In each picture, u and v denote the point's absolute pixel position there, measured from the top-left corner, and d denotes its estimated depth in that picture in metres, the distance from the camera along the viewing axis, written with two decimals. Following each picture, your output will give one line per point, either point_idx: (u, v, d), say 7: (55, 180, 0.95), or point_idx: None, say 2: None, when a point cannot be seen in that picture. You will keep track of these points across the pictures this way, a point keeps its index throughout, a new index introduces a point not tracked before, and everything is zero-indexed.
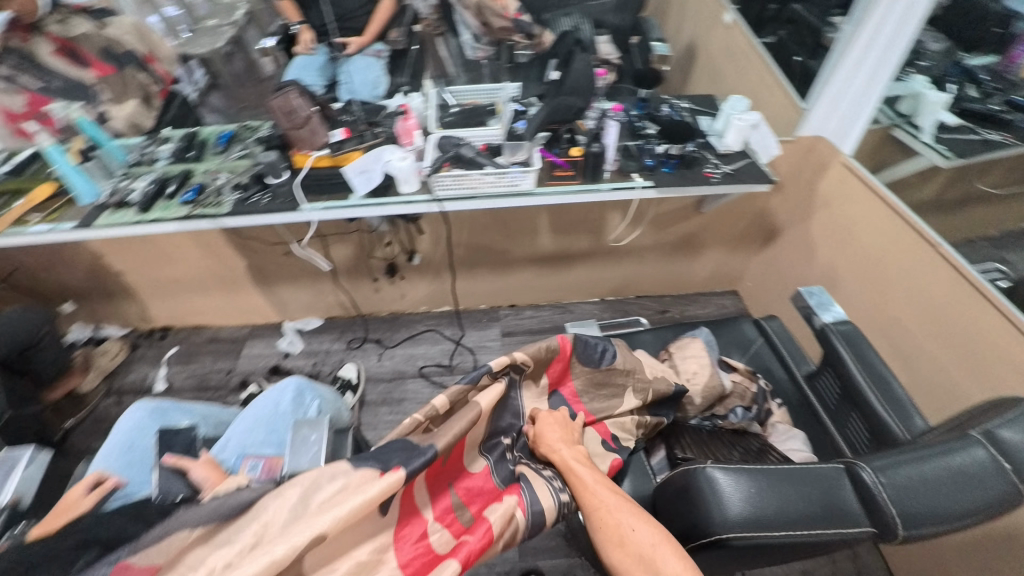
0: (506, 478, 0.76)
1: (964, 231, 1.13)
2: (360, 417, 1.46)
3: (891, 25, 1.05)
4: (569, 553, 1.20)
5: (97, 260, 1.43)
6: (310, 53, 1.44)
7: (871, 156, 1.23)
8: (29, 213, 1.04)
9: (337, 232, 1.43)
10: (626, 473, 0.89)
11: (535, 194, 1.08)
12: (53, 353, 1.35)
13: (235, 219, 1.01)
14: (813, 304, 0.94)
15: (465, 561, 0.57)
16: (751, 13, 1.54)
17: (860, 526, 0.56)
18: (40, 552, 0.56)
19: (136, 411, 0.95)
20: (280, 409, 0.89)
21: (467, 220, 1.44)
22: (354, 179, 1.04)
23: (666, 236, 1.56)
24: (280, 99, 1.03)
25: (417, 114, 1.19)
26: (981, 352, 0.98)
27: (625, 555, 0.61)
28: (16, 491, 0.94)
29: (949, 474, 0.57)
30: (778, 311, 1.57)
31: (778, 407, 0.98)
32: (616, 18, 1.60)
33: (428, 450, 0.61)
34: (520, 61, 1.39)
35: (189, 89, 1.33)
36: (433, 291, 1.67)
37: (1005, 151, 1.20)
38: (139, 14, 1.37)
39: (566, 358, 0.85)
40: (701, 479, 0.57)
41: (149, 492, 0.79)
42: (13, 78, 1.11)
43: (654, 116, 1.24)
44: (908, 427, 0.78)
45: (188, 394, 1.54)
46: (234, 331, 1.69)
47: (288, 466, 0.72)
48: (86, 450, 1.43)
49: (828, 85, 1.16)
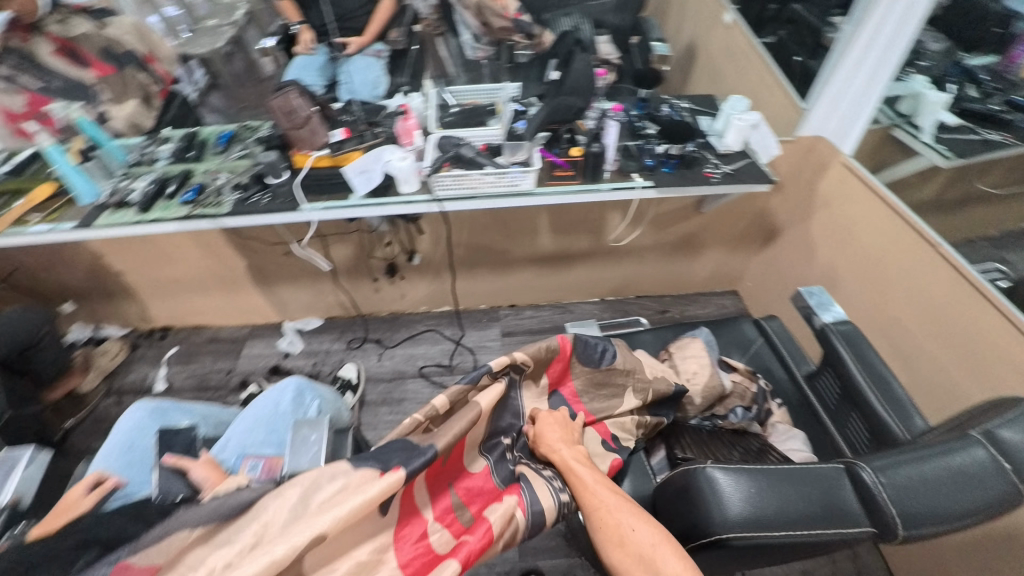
0: (507, 478, 0.76)
1: (964, 231, 1.13)
2: (360, 417, 1.46)
3: (891, 25, 1.05)
4: (569, 553, 1.20)
5: (97, 260, 1.43)
6: (310, 53, 1.44)
7: (871, 156, 1.23)
8: (29, 212, 1.04)
9: (337, 232, 1.43)
10: (626, 473, 0.89)
11: (535, 194, 1.08)
12: (53, 353, 1.35)
13: (235, 219, 1.01)
14: (813, 304, 0.94)
15: (465, 561, 0.57)
16: (751, 13, 1.54)
17: (860, 526, 0.56)
18: (40, 552, 0.56)
19: (136, 411, 0.95)
20: (280, 409, 0.89)
21: (467, 220, 1.44)
22: (354, 179, 1.04)
23: (666, 236, 1.56)
24: (280, 99, 1.03)
25: (417, 114, 1.19)
26: (981, 352, 0.98)
27: (625, 555, 0.61)
28: (16, 491, 0.94)
29: (949, 474, 0.57)
30: (778, 311, 1.57)
31: (778, 407, 0.98)
32: (616, 18, 1.60)
33: (428, 450, 0.61)
34: (520, 61, 1.39)
35: (189, 89, 1.34)
36: (433, 291, 1.67)
37: (1005, 151, 1.20)
38: (139, 14, 1.37)
39: (566, 358, 0.85)
40: (701, 479, 0.57)
41: (149, 492, 0.79)
42: (13, 78, 1.11)
43: (654, 117, 1.24)
44: (908, 427, 0.78)
45: (188, 394, 1.54)
46: (234, 331, 1.69)
47: (288, 466, 0.72)
48: (86, 450, 1.43)
49: (828, 85, 1.16)
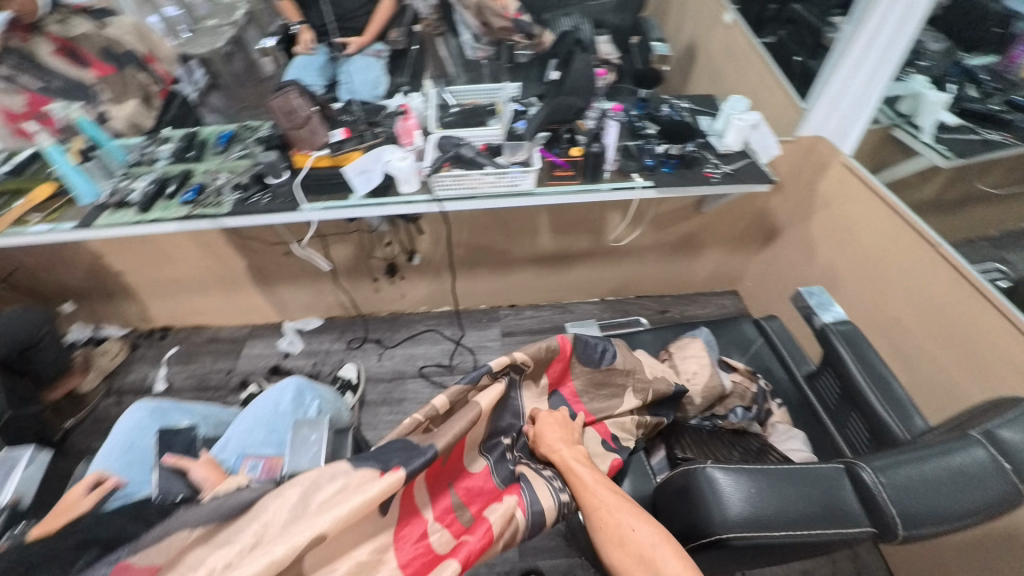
0: (506, 478, 0.76)
1: (964, 231, 1.13)
2: (360, 417, 1.46)
3: (891, 25, 1.05)
4: (569, 553, 1.20)
5: (97, 260, 1.43)
6: (310, 53, 1.44)
7: (870, 156, 1.23)
8: (29, 212, 1.04)
9: (337, 232, 1.43)
10: (626, 473, 0.89)
11: (534, 194, 1.08)
12: (53, 353, 1.35)
13: (235, 219, 1.01)
14: (813, 304, 0.94)
15: (465, 561, 0.57)
16: (751, 13, 1.54)
17: (860, 527, 0.56)
18: (40, 552, 0.56)
19: (136, 411, 0.94)
20: (280, 409, 0.89)
21: (467, 220, 1.44)
22: (354, 179, 1.04)
23: (666, 236, 1.57)
24: (280, 99, 1.03)
25: (417, 114, 1.19)
26: (981, 352, 0.98)
27: (625, 555, 0.61)
28: (16, 491, 0.94)
29: (949, 474, 0.57)
30: (778, 311, 1.57)
31: (778, 407, 0.98)
32: (616, 18, 1.60)
33: (428, 450, 0.61)
34: (520, 61, 1.39)
35: (189, 89, 1.34)
36: (433, 291, 1.67)
37: (1004, 151, 1.20)
38: (139, 14, 1.37)
39: (566, 358, 0.85)
40: (701, 479, 0.57)
41: (149, 492, 0.79)
42: (14, 78, 1.11)
43: (654, 117, 1.24)
44: (908, 427, 0.78)
45: (188, 394, 1.54)
46: (234, 331, 1.69)
47: (288, 466, 0.72)
48: (86, 450, 1.43)
49: (828, 85, 1.16)
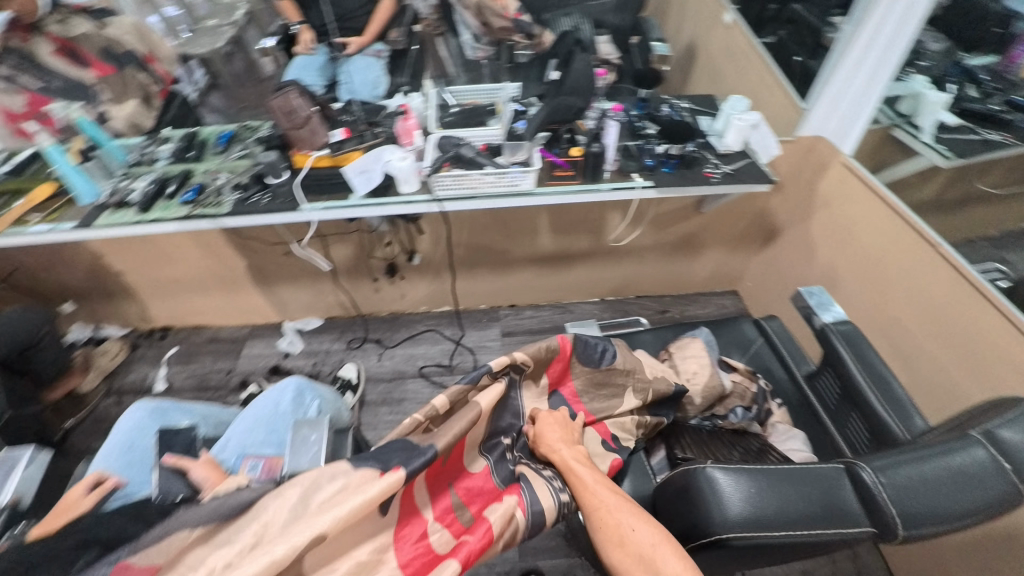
0: (506, 478, 0.76)
1: (964, 231, 1.13)
2: (360, 417, 1.46)
3: (891, 25, 1.05)
4: (569, 553, 1.20)
5: (97, 260, 1.43)
6: (310, 53, 1.44)
7: (870, 156, 1.23)
8: (29, 212, 1.04)
9: (337, 232, 1.43)
10: (626, 473, 0.89)
11: (534, 194, 1.08)
12: (53, 353, 1.35)
13: (235, 219, 1.01)
14: (813, 304, 0.94)
15: (465, 561, 0.57)
16: (751, 13, 1.54)
17: (860, 527, 0.56)
18: (40, 552, 0.56)
19: (136, 411, 0.94)
20: (280, 409, 0.89)
21: (467, 220, 1.44)
22: (354, 179, 1.04)
23: (666, 236, 1.57)
24: (280, 99, 1.03)
25: (417, 114, 1.19)
26: (981, 352, 0.98)
27: (625, 555, 0.61)
28: (16, 491, 0.94)
29: (949, 474, 0.57)
30: (778, 311, 1.57)
31: (778, 407, 0.98)
32: (616, 18, 1.60)
33: (428, 450, 0.61)
34: (520, 61, 1.39)
35: (189, 89, 1.34)
36: (433, 291, 1.67)
37: (1004, 151, 1.20)
38: (138, 14, 1.37)
39: (566, 358, 0.85)
40: (701, 479, 0.57)
41: (149, 492, 0.79)
42: (14, 78, 1.11)
43: (654, 117, 1.24)
44: (908, 427, 0.78)
45: (188, 394, 1.54)
46: (234, 331, 1.69)
47: (288, 466, 0.72)
48: (86, 450, 1.43)
49: (828, 85, 1.16)
